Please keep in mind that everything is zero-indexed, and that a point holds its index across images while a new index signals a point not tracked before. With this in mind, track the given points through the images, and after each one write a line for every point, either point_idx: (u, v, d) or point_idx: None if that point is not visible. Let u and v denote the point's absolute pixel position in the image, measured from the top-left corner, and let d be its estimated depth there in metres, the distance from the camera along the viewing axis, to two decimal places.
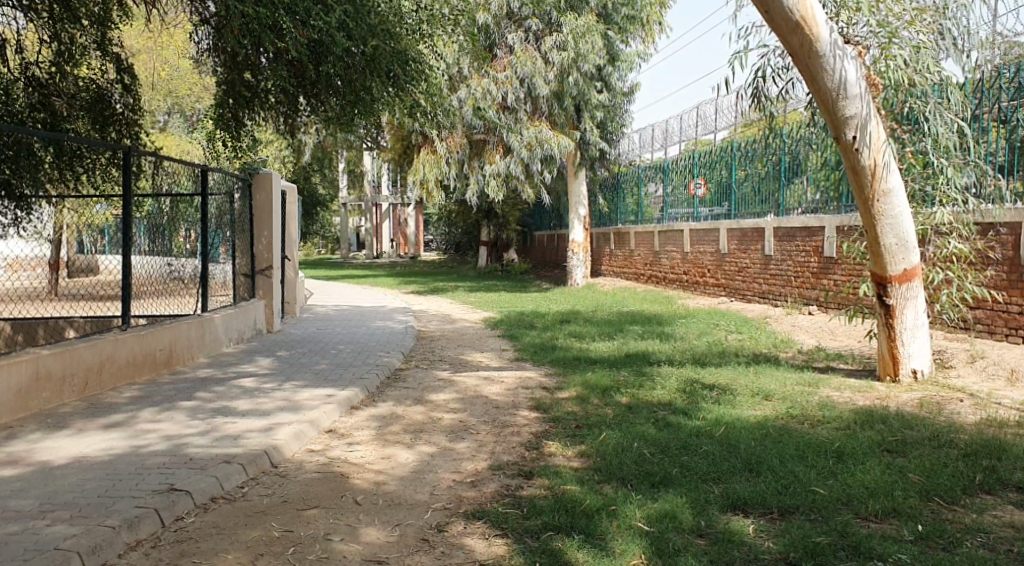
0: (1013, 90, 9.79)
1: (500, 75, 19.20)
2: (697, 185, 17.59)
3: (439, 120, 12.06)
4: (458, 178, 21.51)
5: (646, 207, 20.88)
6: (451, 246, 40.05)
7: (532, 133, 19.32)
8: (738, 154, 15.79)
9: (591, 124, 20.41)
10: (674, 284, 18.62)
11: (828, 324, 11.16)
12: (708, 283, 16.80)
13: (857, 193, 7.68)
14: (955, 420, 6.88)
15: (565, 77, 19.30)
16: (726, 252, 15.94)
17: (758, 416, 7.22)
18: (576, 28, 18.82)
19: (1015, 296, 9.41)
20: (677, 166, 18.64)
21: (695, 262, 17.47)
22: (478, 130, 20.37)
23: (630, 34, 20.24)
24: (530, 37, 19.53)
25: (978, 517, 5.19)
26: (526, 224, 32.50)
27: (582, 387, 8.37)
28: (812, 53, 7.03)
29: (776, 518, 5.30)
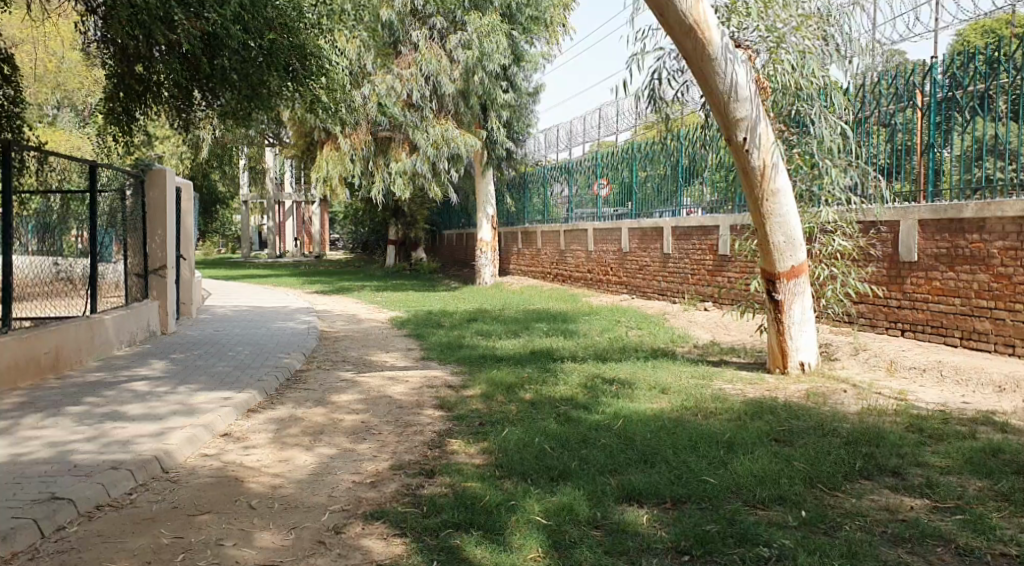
0: (891, 94, 10.29)
1: (404, 72, 19.08)
2: (600, 185, 17.92)
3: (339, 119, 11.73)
4: (362, 175, 21.19)
5: (552, 207, 21.08)
6: (357, 246, 39.58)
7: (437, 131, 19.23)
8: (639, 155, 16.11)
9: (497, 124, 20.51)
10: (579, 282, 18.85)
11: (723, 319, 11.50)
12: (612, 281, 17.09)
13: (748, 193, 7.95)
14: (838, 409, 7.23)
15: (471, 76, 19.17)
16: (628, 250, 16.24)
17: (656, 409, 7.39)
18: (480, 27, 18.66)
19: (893, 292, 9.91)
20: (582, 167, 18.96)
21: (598, 261, 17.73)
22: (382, 127, 20.17)
23: (534, 35, 20.27)
24: (434, 34, 19.45)
25: (857, 502, 5.52)
26: (433, 223, 32.32)
27: (487, 384, 8.37)
28: (704, 55, 7.27)
29: (669, 508, 5.53)
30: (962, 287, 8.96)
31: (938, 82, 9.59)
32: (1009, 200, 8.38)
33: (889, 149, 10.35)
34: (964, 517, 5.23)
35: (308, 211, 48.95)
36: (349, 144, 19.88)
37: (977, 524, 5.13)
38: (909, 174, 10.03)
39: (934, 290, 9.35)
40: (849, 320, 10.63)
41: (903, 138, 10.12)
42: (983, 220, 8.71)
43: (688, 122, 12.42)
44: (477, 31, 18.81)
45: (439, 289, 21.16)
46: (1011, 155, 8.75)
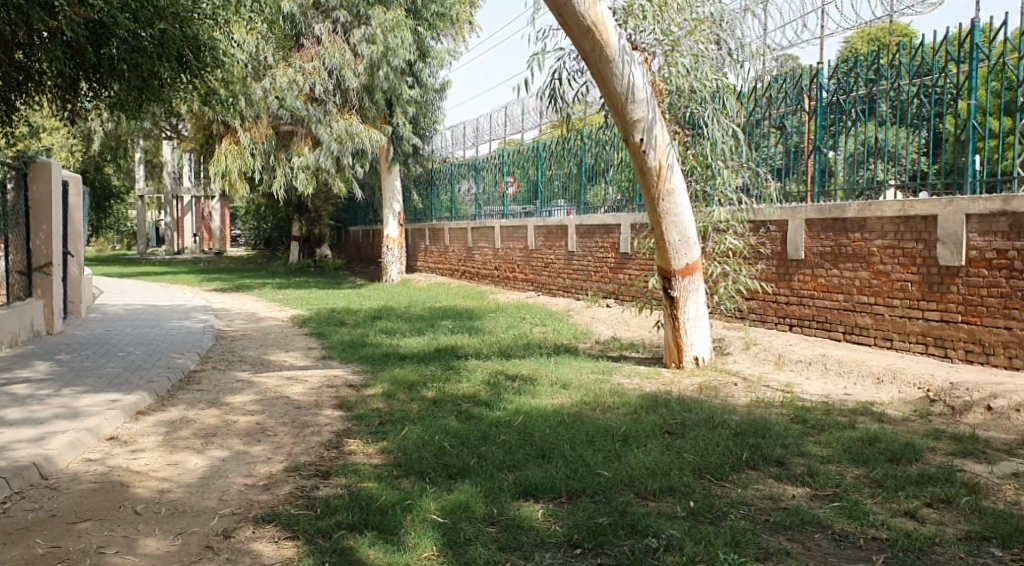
0: (781, 98, 10.64)
1: (307, 65, 18.65)
2: (507, 183, 18.06)
3: (234, 112, 11.40)
4: (263, 169, 20.67)
5: (459, 204, 21.11)
6: (260, 242, 38.64)
7: (342, 126, 18.88)
8: (544, 153, 16.31)
9: (403, 119, 20.38)
10: (486, 279, 18.93)
11: (624, 315, 11.74)
12: (517, 278, 17.22)
13: (645, 193, 8.14)
14: (729, 401, 7.48)
15: (375, 71, 19.04)
16: (534, 248, 16.39)
17: (555, 404, 7.49)
18: (384, 22, 18.50)
19: (782, 288, 10.32)
20: (490, 164, 19.01)
21: (505, 258, 17.83)
22: (284, 121, 19.73)
23: (440, 31, 20.34)
24: (338, 28, 18.95)
25: (743, 491, 5.72)
26: (338, 219, 31.83)
27: (388, 382, 8.31)
28: (602, 56, 7.39)
29: (564, 502, 5.61)
30: (845, 283, 9.40)
31: (824, 87, 9.98)
32: (888, 201, 8.81)
33: (778, 151, 10.72)
34: (841, 503, 5.48)
35: (209, 206, 47.52)
36: (249, 138, 19.35)
37: (852, 510, 5.39)
38: (798, 174, 10.42)
39: (819, 287, 9.78)
40: (741, 316, 11.02)
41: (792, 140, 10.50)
42: (865, 220, 9.15)
43: (589, 122, 12.57)
44: (381, 25, 18.55)
45: (344, 286, 20.89)
46: (893, 158, 9.18)
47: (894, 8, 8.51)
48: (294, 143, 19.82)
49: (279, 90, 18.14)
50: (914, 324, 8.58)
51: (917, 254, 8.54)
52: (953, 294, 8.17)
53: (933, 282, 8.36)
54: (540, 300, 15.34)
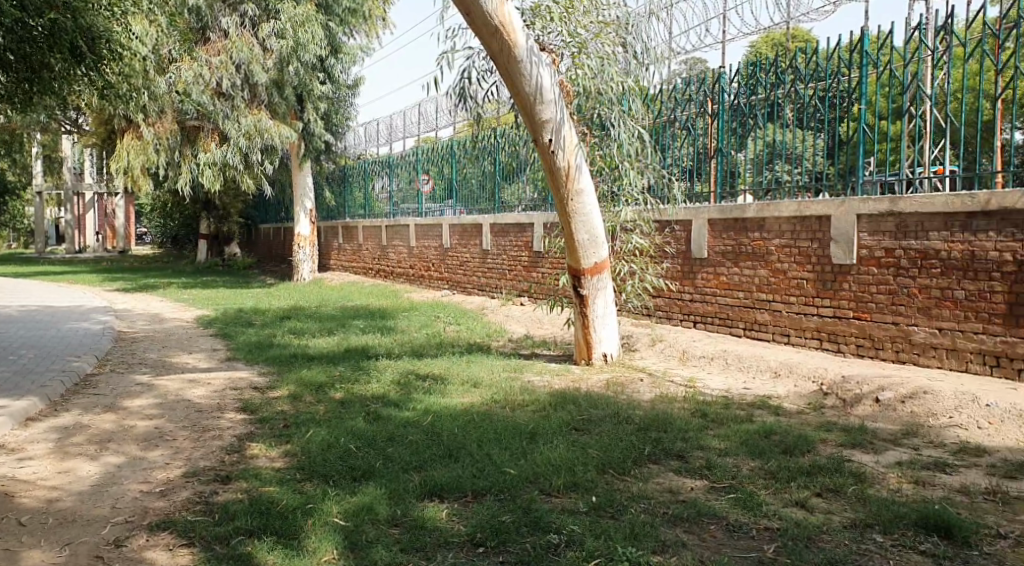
0: (685, 100, 10.75)
1: (213, 59, 18.14)
2: (422, 181, 18.01)
3: (131, 107, 11.02)
4: (169, 165, 20.04)
5: (373, 201, 20.93)
6: (168, 240, 37.48)
7: (250, 122, 18.50)
8: (458, 151, 16.38)
9: (314, 116, 20.12)
10: (400, 278, 18.84)
11: (536, 314, 11.84)
12: (432, 277, 17.18)
13: (555, 193, 8.22)
14: (635, 397, 7.63)
15: (285, 66, 18.73)
16: (449, 246, 16.39)
17: (464, 403, 7.51)
18: (294, 16, 18.17)
19: (686, 286, 10.59)
20: (405, 162, 18.89)
21: (419, 256, 17.77)
22: (190, 116, 19.16)
23: (352, 26, 20.12)
24: (245, 22, 18.68)
25: (644, 485, 5.85)
26: (249, 216, 31.10)
27: (295, 384, 8.18)
28: (511, 57, 7.43)
29: (469, 501, 5.62)
30: (745, 281, 9.70)
31: (725, 90, 10.21)
32: (785, 201, 9.12)
33: (680, 153, 10.91)
34: (737, 495, 5.65)
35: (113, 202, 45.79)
36: (153, 133, 18.70)
37: (747, 501, 5.56)
38: (701, 175, 10.66)
39: (721, 285, 10.07)
40: (648, 313, 11.25)
41: (694, 142, 10.72)
42: (764, 220, 9.45)
43: (499, 121, 12.61)
44: (291, 20, 18.22)
45: (255, 286, 20.46)
46: (792, 159, 9.47)
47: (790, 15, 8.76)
48: (201, 139, 19.28)
49: (185, 84, 17.62)
50: (810, 319, 8.92)
51: (812, 253, 8.88)
52: (845, 291, 8.52)
53: (826, 280, 8.71)
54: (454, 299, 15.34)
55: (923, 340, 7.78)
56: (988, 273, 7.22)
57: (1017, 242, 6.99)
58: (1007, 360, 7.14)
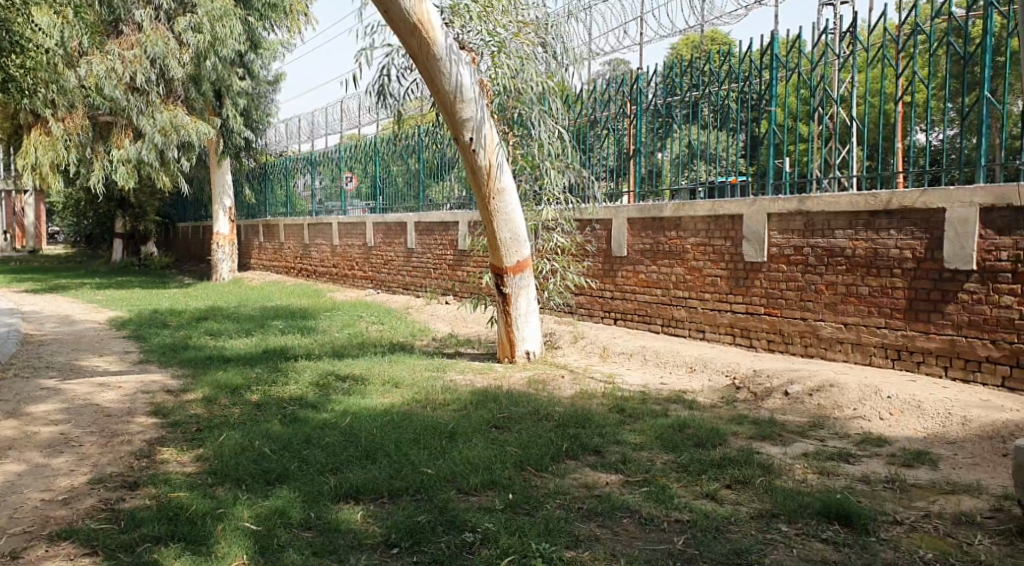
0: (605, 101, 10.87)
1: (127, 53, 17.54)
2: (346, 179, 17.86)
3: (32, 102, 10.58)
4: (80, 162, 19.31)
5: (295, 198, 20.65)
6: (83, 239, 36.25)
7: (165, 118, 18.01)
8: (381, 148, 16.31)
9: (233, 112, 19.76)
10: (323, 277, 18.63)
11: (459, 312, 11.84)
12: (356, 276, 17.03)
13: (476, 192, 8.22)
14: (555, 395, 7.70)
15: (202, 62, 18.24)
16: (373, 245, 16.26)
17: (384, 403, 7.46)
18: (213, 10, 17.73)
19: (607, 284, 10.74)
20: (328, 159, 18.66)
21: (343, 255, 17.59)
22: (102, 111, 18.54)
23: (272, 21, 19.72)
24: (160, 15, 18.13)
25: (561, 481, 5.91)
26: (167, 215, 30.26)
27: (210, 386, 8.01)
28: (430, 56, 7.40)
29: (386, 502, 5.59)
30: (662, 279, 9.89)
31: (642, 92, 10.33)
32: (700, 201, 9.33)
33: (600, 154, 11.02)
34: (650, 488, 5.75)
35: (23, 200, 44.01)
36: (61, 128, 17.95)
37: (659, 494, 5.67)
38: (621, 175, 10.79)
39: (640, 282, 10.24)
40: (570, 311, 11.37)
41: (614, 144, 10.84)
42: (680, 219, 9.64)
43: (421, 120, 12.54)
44: (208, 14, 17.73)
45: (172, 287, 19.96)
46: (708, 160, 9.67)
47: (704, 18, 8.92)
48: (114, 135, 18.71)
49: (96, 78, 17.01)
50: (723, 316, 9.16)
51: (725, 252, 9.10)
52: (756, 288, 8.77)
53: (739, 278, 8.95)
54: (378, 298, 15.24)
55: (829, 335, 8.07)
56: (889, 270, 7.50)
57: (915, 241, 7.28)
58: (906, 353, 7.45)
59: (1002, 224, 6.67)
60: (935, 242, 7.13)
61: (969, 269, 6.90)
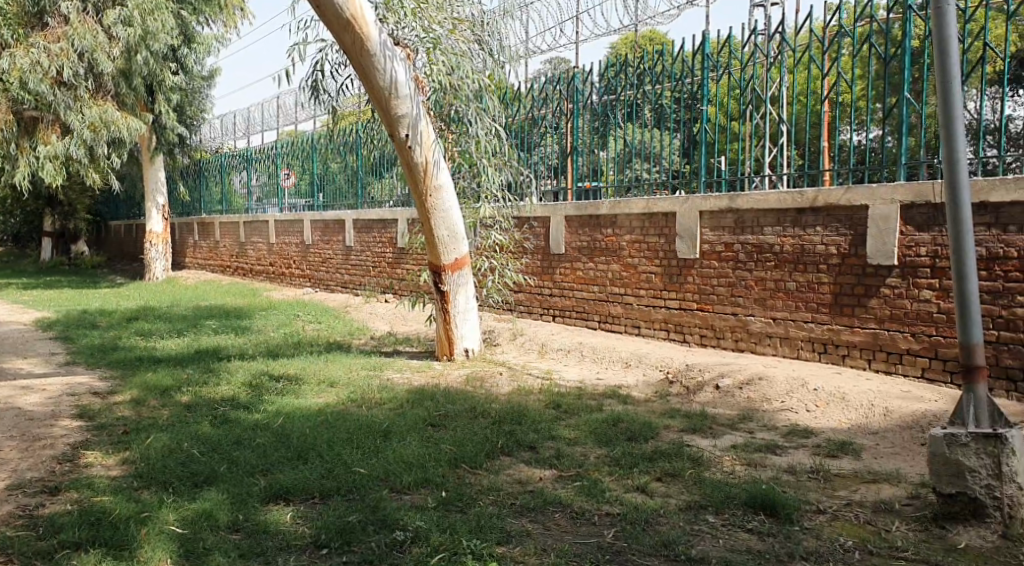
0: (542, 99, 10.96)
1: (51, 46, 16.78)
2: (283, 176, 17.68)
3: None
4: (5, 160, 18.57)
5: (231, 195, 20.36)
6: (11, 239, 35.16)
7: (94, 113, 17.49)
8: (317, 145, 16.20)
9: (166, 107, 19.42)
10: (260, 275, 18.40)
11: (397, 310, 11.79)
12: (294, 275, 16.84)
13: (413, 189, 8.18)
14: (492, 392, 7.72)
15: (133, 56, 17.92)
16: (310, 243, 16.11)
17: (319, 403, 7.39)
18: (144, 3, 17.47)
19: (545, 281, 10.81)
20: (264, 156, 18.39)
21: (280, 253, 17.38)
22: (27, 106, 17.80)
23: (207, 17, 19.58)
24: (88, 7, 17.57)
25: (495, 478, 5.92)
26: (99, 213, 29.52)
27: (139, 388, 7.83)
28: (364, 51, 7.34)
29: (317, 503, 5.54)
30: (599, 275, 9.99)
31: (579, 91, 10.42)
32: (635, 199, 9.44)
33: (541, 153, 11.08)
34: (582, 483, 5.81)
35: None
36: None
37: (591, 488, 5.71)
38: (559, 173, 10.85)
39: (577, 279, 10.33)
40: (509, 309, 11.42)
41: (551, 142, 10.89)
42: (615, 216, 9.74)
43: (358, 117, 12.45)
44: (138, 7, 17.45)
45: (102, 287, 19.50)
46: (644, 159, 9.76)
47: (638, 17, 9.01)
48: (39, 131, 18.07)
49: (20, 72, 16.35)
50: (658, 312, 9.29)
51: (660, 248, 9.22)
52: (689, 284, 8.91)
53: (672, 274, 9.09)
54: (316, 296, 15.11)
55: (759, 330, 8.24)
56: (815, 266, 7.68)
57: (839, 237, 7.47)
58: (832, 346, 7.64)
59: (921, 220, 6.87)
60: (858, 238, 7.32)
61: (890, 265, 7.10)
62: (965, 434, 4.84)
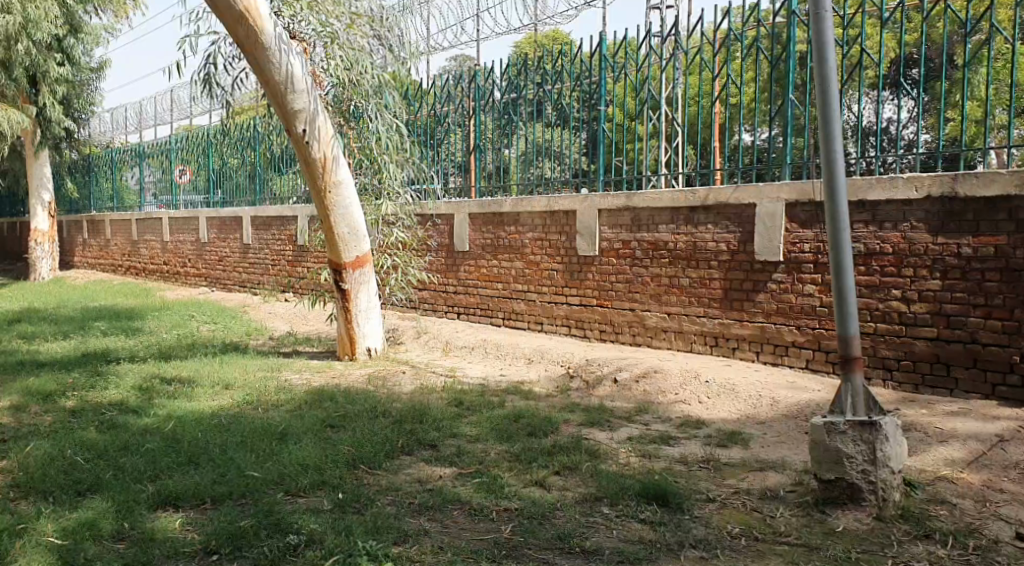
0: (444, 96, 10.98)
1: None
2: (179, 172, 17.14)
3: None
4: None
5: (123, 191, 19.59)
6: None
7: None
8: (214, 139, 15.76)
9: (51, 99, 18.53)
10: (154, 275, 17.77)
11: (297, 310, 11.58)
12: (190, 274, 16.34)
13: (311, 185, 8.05)
14: (394, 391, 7.68)
15: (13, 45, 17.03)
16: (207, 241, 15.66)
17: (214, 406, 7.20)
18: None
19: (449, 278, 10.83)
20: (158, 151, 17.78)
21: (175, 252, 16.82)
22: None
23: (95, 6, 18.81)
24: None
25: (393, 478, 5.89)
26: None
27: (19, 394, 7.46)
28: (257, 44, 7.18)
29: (208, 508, 5.40)
30: (503, 273, 10.06)
31: (479, 89, 10.44)
32: (536, 197, 9.54)
33: (447, 150, 11.09)
34: (481, 479, 5.83)
35: None
36: None
37: (490, 485, 5.74)
38: (464, 170, 10.87)
39: (481, 276, 10.38)
40: (414, 307, 11.39)
41: (455, 139, 10.91)
42: (518, 214, 9.83)
43: (256, 112, 12.18)
44: None
45: None
46: (549, 157, 9.81)
47: (537, 17, 9.08)
48: None
49: None
50: (560, 308, 9.42)
51: (561, 246, 9.35)
52: (589, 280, 9.07)
53: (573, 271, 9.22)
54: (214, 296, 14.70)
55: (655, 324, 8.45)
56: (707, 262, 7.93)
57: (729, 234, 7.72)
58: (723, 339, 7.90)
59: (805, 218, 7.17)
60: (747, 236, 7.59)
61: (776, 261, 7.38)
62: (842, 421, 5.01)
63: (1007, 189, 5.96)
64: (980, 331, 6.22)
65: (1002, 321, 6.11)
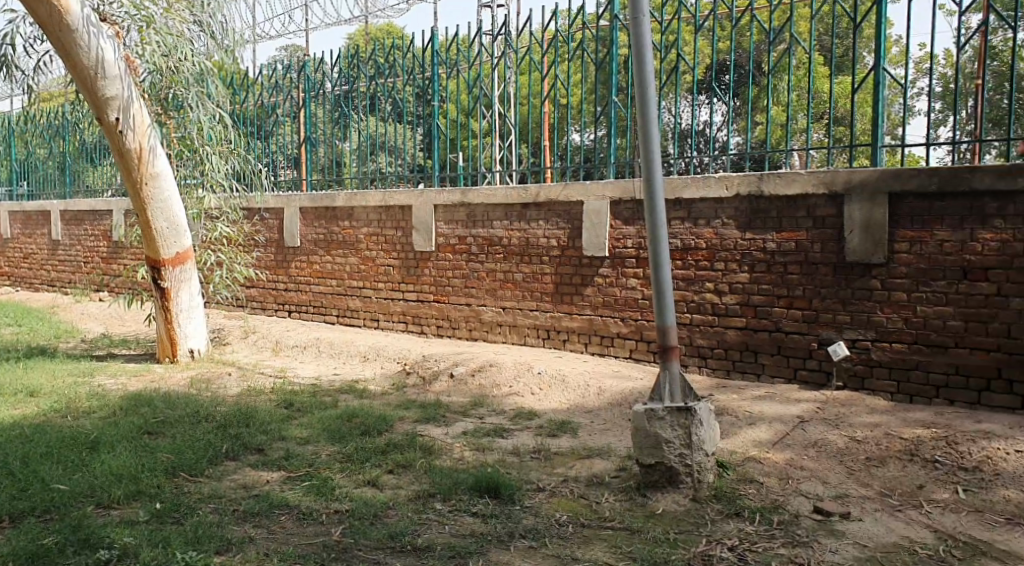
0: (272, 86, 10.63)
1: None
2: None
3: None
4: None
5: None
6: None
7: None
8: (16, 127, 14.53)
9: None
10: None
11: (112, 310, 10.89)
12: None
13: (126, 177, 7.57)
14: (219, 393, 7.37)
15: None
16: (10, 237, 14.42)
17: (16, 415, 6.64)
18: None
19: (279, 274, 10.54)
20: None
21: None
22: None
23: None
24: None
25: (217, 484, 5.65)
26: None
27: None
28: (63, 25, 6.67)
29: (5, 527, 4.96)
30: (336, 269, 9.88)
31: (309, 79, 10.28)
32: (370, 192, 9.43)
33: (279, 142, 10.78)
34: (310, 482, 5.70)
35: None
36: None
37: (320, 487, 5.63)
38: (296, 163, 10.60)
39: (314, 273, 10.15)
40: (241, 305, 11.01)
41: (286, 131, 10.62)
42: (352, 209, 9.68)
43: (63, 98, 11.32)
44: None
45: None
46: (386, 152, 9.70)
47: (367, 10, 8.95)
48: None
49: None
50: (396, 304, 9.36)
51: (396, 241, 9.29)
52: (426, 276, 9.06)
53: (409, 266, 9.19)
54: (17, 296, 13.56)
55: (491, 319, 8.56)
56: (539, 257, 8.12)
57: (559, 230, 7.94)
58: (555, 332, 8.11)
59: (628, 214, 7.47)
60: (575, 232, 7.82)
61: (602, 256, 7.66)
62: (660, 408, 5.24)
63: (806, 188, 6.39)
64: (783, 320, 6.67)
65: (802, 311, 6.56)
